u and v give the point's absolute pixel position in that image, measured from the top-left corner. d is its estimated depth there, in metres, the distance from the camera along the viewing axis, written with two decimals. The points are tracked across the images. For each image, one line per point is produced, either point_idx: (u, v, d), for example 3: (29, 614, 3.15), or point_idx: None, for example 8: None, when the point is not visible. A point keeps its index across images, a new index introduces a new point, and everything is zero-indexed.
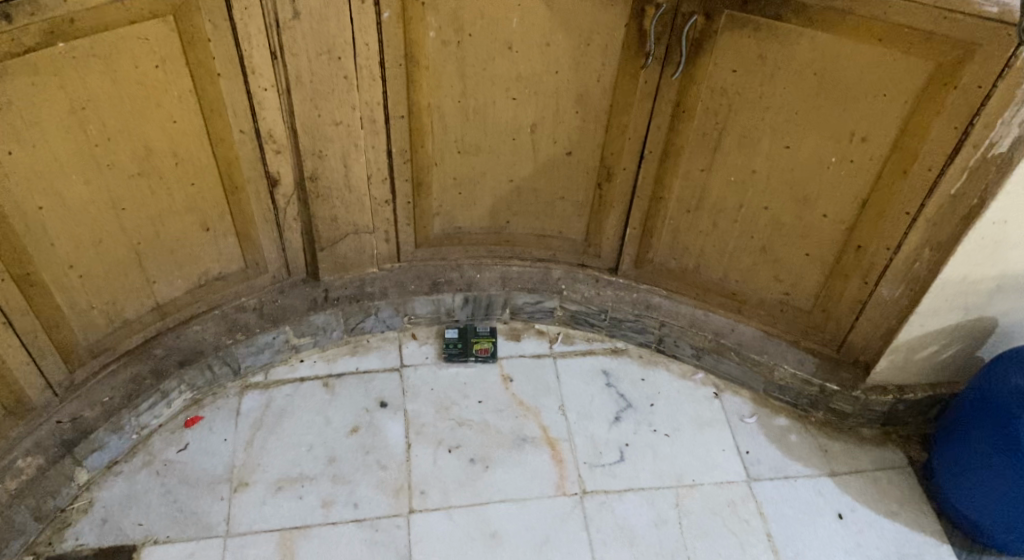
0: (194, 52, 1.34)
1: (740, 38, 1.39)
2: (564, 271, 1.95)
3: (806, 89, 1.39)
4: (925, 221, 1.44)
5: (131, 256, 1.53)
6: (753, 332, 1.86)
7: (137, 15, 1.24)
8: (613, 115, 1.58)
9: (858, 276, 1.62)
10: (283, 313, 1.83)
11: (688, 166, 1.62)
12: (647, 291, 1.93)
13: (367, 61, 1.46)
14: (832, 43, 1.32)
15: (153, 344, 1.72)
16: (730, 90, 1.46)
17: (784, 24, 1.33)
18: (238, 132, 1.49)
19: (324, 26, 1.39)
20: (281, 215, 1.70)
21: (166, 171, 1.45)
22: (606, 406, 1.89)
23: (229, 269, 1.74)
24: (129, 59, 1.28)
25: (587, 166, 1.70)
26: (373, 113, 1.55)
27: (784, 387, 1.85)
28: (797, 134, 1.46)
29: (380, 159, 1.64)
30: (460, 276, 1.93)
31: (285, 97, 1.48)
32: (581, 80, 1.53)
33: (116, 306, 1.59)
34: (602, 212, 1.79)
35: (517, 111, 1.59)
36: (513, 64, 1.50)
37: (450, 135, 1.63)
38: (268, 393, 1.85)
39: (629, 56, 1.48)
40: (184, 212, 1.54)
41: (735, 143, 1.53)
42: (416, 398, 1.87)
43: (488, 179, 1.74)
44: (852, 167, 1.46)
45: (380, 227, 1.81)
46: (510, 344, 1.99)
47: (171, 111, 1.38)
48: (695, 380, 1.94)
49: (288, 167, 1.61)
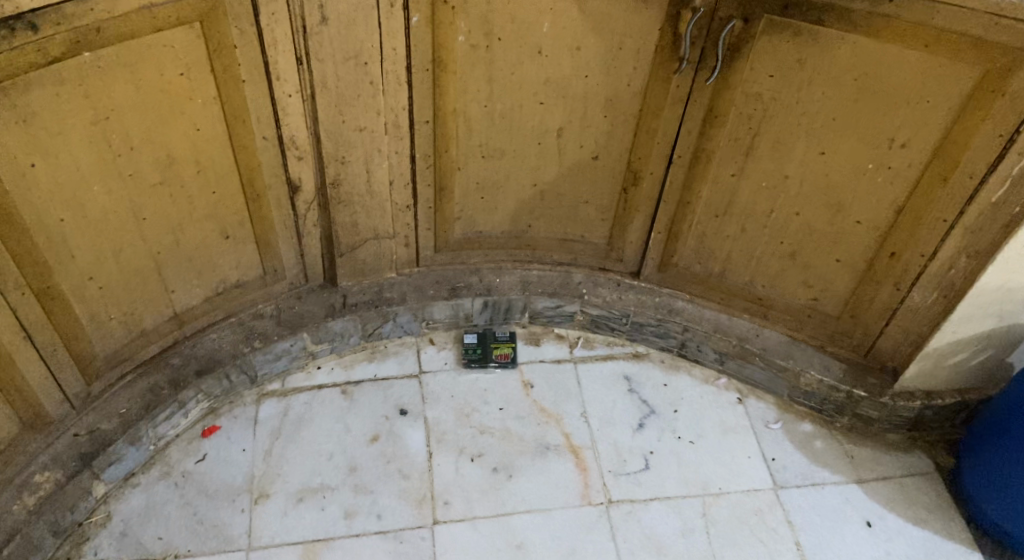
0: (220, 58, 1.27)
1: (778, 43, 1.34)
2: (584, 275, 1.93)
3: (844, 95, 1.35)
4: (964, 229, 1.41)
5: (150, 266, 1.48)
6: (778, 337, 1.84)
7: (163, 22, 1.18)
8: (643, 120, 1.55)
9: (890, 282, 1.59)
10: (300, 320, 1.81)
11: (718, 171, 1.59)
12: (670, 295, 1.91)
13: (393, 65, 1.42)
14: (875, 48, 1.27)
15: (169, 353, 1.69)
16: (766, 95, 1.41)
17: (825, 28, 1.29)
18: (261, 138, 1.44)
19: (351, 31, 1.34)
20: (301, 221, 1.67)
21: (188, 179, 1.40)
22: (629, 411, 1.88)
23: (247, 276, 1.71)
24: (155, 67, 1.21)
25: (614, 170, 1.67)
26: (397, 118, 1.51)
27: (810, 393, 1.83)
28: (833, 139, 1.42)
29: (403, 164, 1.61)
30: (479, 281, 1.92)
31: (308, 103, 1.43)
32: (612, 84, 1.49)
33: (134, 315, 1.54)
34: (627, 216, 1.77)
35: (544, 115, 1.55)
36: (542, 68, 1.46)
37: (474, 139, 1.59)
38: (285, 401, 1.83)
39: (662, 60, 1.43)
40: (205, 220, 1.50)
41: (768, 148, 1.49)
42: (436, 404, 1.86)
43: (511, 182, 1.71)
44: (889, 174, 1.42)
45: (400, 232, 1.79)
46: (530, 349, 1.98)
47: (194, 119, 1.32)
48: (718, 385, 1.94)
49: (309, 174, 1.57)
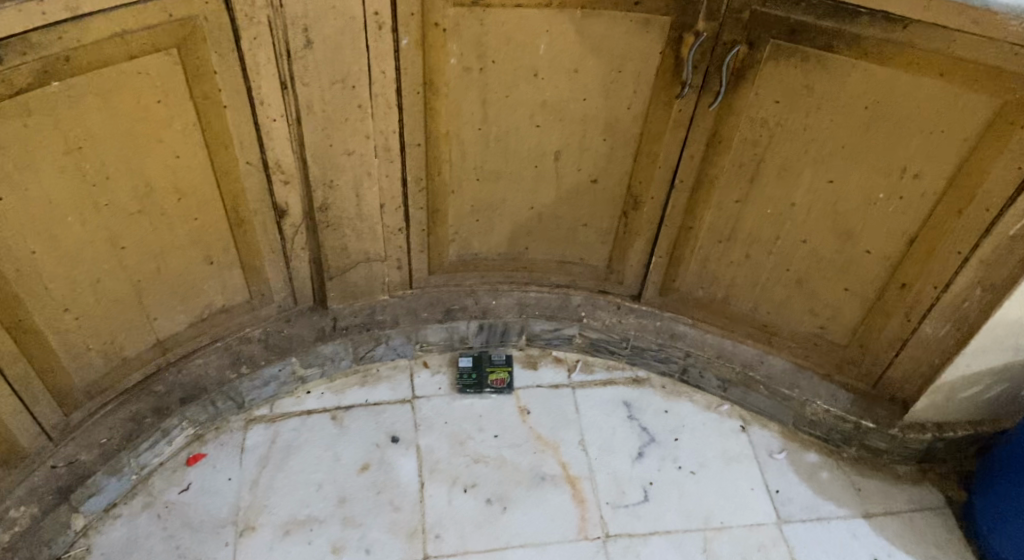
0: (199, 85, 1.21)
1: (785, 69, 1.26)
2: (583, 298, 1.88)
3: (854, 123, 1.27)
4: (979, 261, 1.35)
5: (130, 294, 1.43)
6: (783, 364, 1.78)
7: (138, 49, 1.11)
8: (643, 144, 1.48)
9: (901, 313, 1.53)
10: (289, 344, 1.76)
11: (722, 197, 1.52)
12: (672, 319, 1.86)
13: (383, 89, 1.35)
14: (887, 76, 1.19)
15: (152, 381, 1.63)
16: (771, 121, 1.34)
17: (834, 55, 1.21)
18: (244, 164, 1.38)
19: (337, 54, 1.27)
20: (289, 245, 1.61)
21: (169, 207, 1.34)
22: (629, 440, 1.82)
23: (233, 300, 1.65)
24: (130, 95, 1.15)
25: (613, 193, 1.61)
26: (388, 141, 1.46)
27: (816, 422, 1.77)
28: (842, 168, 1.35)
29: (394, 187, 1.56)
30: (474, 303, 1.87)
31: (294, 127, 1.37)
32: (611, 108, 1.42)
33: (114, 345, 1.48)
34: (627, 239, 1.71)
35: (540, 138, 1.49)
36: (538, 91, 1.39)
37: (469, 162, 1.53)
38: (274, 427, 1.78)
39: (664, 84, 1.36)
40: (187, 247, 1.44)
41: (774, 175, 1.43)
42: (429, 432, 1.81)
43: (507, 205, 1.65)
44: (901, 204, 1.35)
45: (392, 255, 1.73)
46: (527, 373, 1.93)
47: (173, 146, 1.26)
48: (721, 412, 1.88)
49: (296, 198, 1.52)
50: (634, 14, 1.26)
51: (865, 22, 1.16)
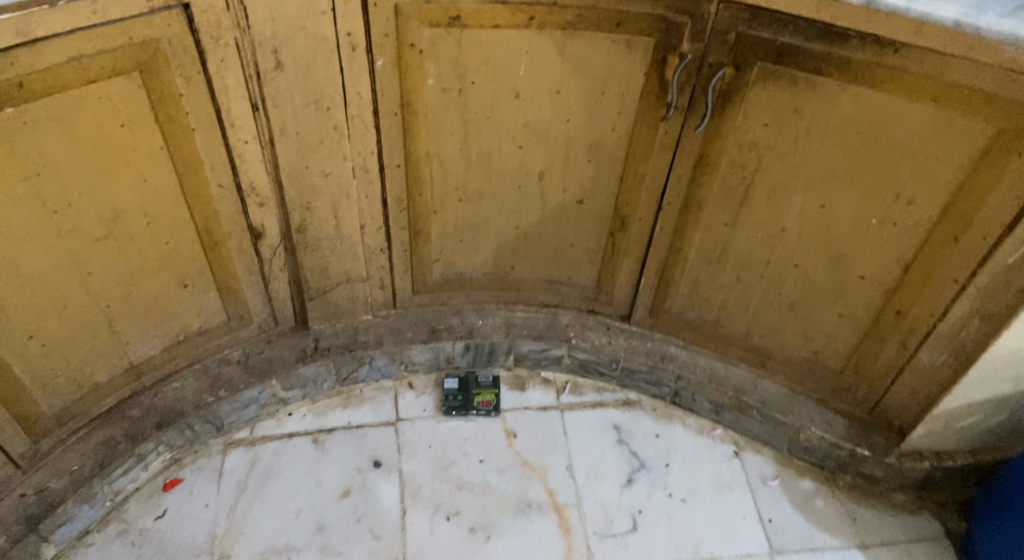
0: (164, 109, 1.17)
1: (773, 92, 1.21)
2: (572, 318, 1.84)
3: (845, 148, 1.22)
4: (976, 290, 1.29)
5: (100, 319, 1.39)
6: (777, 389, 1.73)
7: (97, 74, 1.07)
8: (629, 165, 1.44)
9: (897, 339, 1.46)
10: (269, 366, 1.72)
11: (711, 219, 1.47)
12: (663, 341, 1.81)
13: (359, 110, 1.31)
14: (879, 101, 1.15)
15: (127, 405, 1.59)
16: (760, 144, 1.29)
17: (824, 78, 1.16)
18: (217, 187, 1.34)
19: (310, 76, 1.23)
20: (267, 266, 1.57)
21: (137, 231, 1.30)
22: (618, 465, 1.77)
23: (210, 323, 1.61)
24: (91, 120, 1.11)
25: (600, 214, 1.56)
26: (366, 162, 1.41)
27: (810, 448, 1.73)
28: (834, 193, 1.29)
29: (374, 208, 1.52)
30: (460, 323, 1.82)
31: (267, 149, 1.33)
32: (596, 129, 1.37)
33: (84, 371, 1.45)
34: (615, 260, 1.66)
35: (523, 158, 1.44)
36: (519, 112, 1.35)
37: (450, 182, 1.49)
38: (253, 451, 1.74)
39: (649, 105, 1.31)
40: (159, 270, 1.40)
41: (764, 199, 1.37)
42: (412, 456, 1.76)
43: (492, 225, 1.60)
44: (894, 231, 1.30)
45: (374, 275, 1.69)
46: (515, 395, 1.89)
47: (139, 170, 1.22)
48: (714, 436, 1.83)
49: (272, 220, 1.48)
50: (617, 35, 1.22)
51: (855, 46, 1.11)
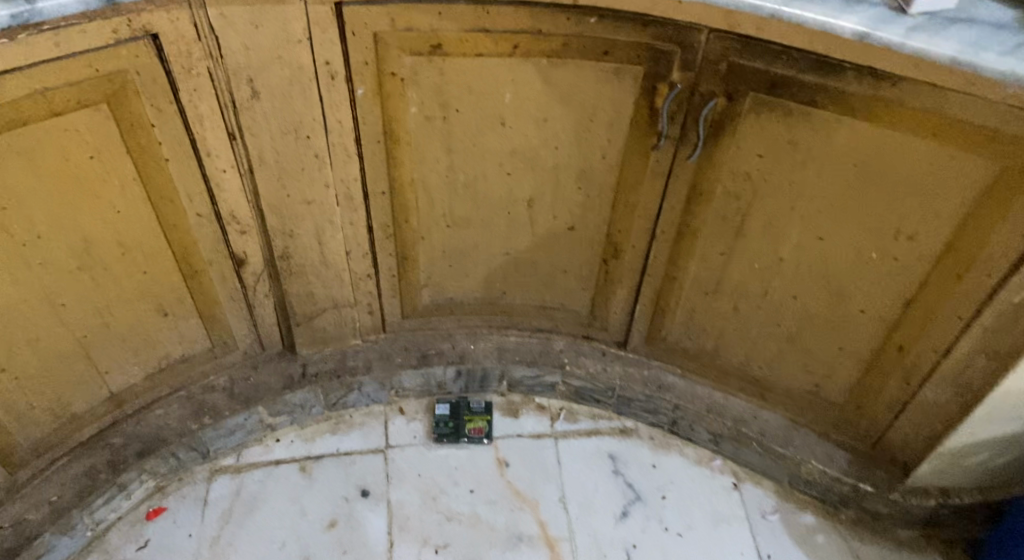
0: (135, 140, 1.14)
1: (767, 122, 1.16)
2: (566, 344, 1.79)
3: (842, 181, 1.17)
4: (982, 328, 1.23)
5: (76, 350, 1.36)
6: (777, 420, 1.67)
7: (61, 106, 1.04)
8: (620, 193, 1.39)
9: (899, 376, 1.41)
10: (255, 393, 1.68)
11: (706, 248, 1.41)
12: (660, 368, 1.75)
13: (340, 138, 1.28)
14: (876, 134, 1.10)
15: (108, 433, 1.56)
16: (755, 175, 1.24)
17: (819, 110, 1.11)
18: (195, 216, 1.31)
19: (287, 104, 1.20)
20: (250, 293, 1.53)
21: (112, 262, 1.27)
22: (613, 497, 1.73)
23: (193, 350, 1.58)
24: (58, 152, 1.08)
25: (592, 241, 1.51)
26: (349, 190, 1.38)
27: (812, 482, 1.67)
28: (831, 225, 1.24)
29: (359, 234, 1.48)
30: (451, 347, 1.78)
31: (246, 177, 1.30)
32: (585, 157, 1.33)
33: (61, 401, 1.42)
34: (609, 287, 1.61)
35: (511, 186, 1.40)
36: (505, 139, 1.30)
37: (437, 209, 1.45)
38: (239, 478, 1.71)
39: (639, 134, 1.26)
40: (137, 299, 1.37)
41: (759, 229, 1.32)
42: (401, 485, 1.72)
43: (481, 251, 1.56)
44: (895, 266, 1.24)
45: (362, 300, 1.65)
46: (508, 422, 1.84)
47: (112, 201, 1.19)
48: (712, 467, 1.78)
49: (255, 247, 1.44)
50: (604, 63, 1.17)
51: (851, 78, 1.06)
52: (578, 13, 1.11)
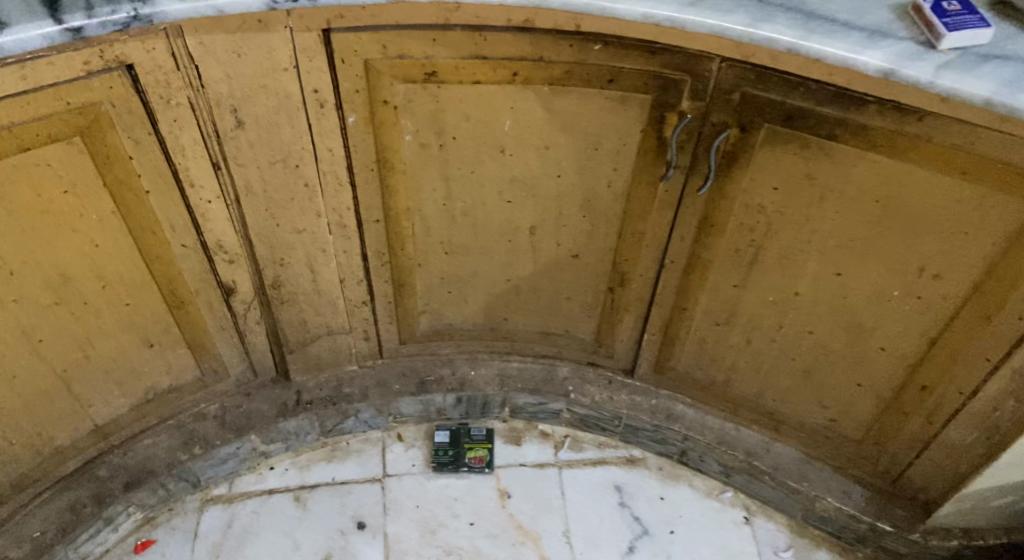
0: (112, 173, 1.09)
1: (782, 155, 1.09)
2: (571, 370, 1.72)
3: (863, 217, 1.10)
4: (1012, 371, 1.15)
5: (56, 384, 1.31)
6: (792, 454, 1.59)
7: (31, 141, 0.99)
8: (627, 222, 1.31)
9: (921, 415, 1.31)
10: (247, 422, 1.63)
11: (717, 280, 1.33)
12: (669, 398, 1.67)
13: (331, 166, 1.21)
14: (900, 170, 1.02)
15: (95, 465, 1.50)
16: (769, 208, 1.16)
17: (838, 144, 1.04)
18: (179, 247, 1.25)
19: (274, 133, 1.14)
20: (240, 322, 1.48)
21: (92, 296, 1.22)
22: (618, 531, 1.66)
23: (181, 380, 1.52)
24: (30, 188, 1.03)
25: (597, 270, 1.43)
26: (342, 218, 1.31)
27: (827, 518, 1.59)
28: (851, 261, 1.16)
29: (353, 262, 1.41)
30: (451, 374, 1.72)
31: (233, 207, 1.24)
32: (589, 186, 1.26)
33: (42, 435, 1.37)
34: (615, 315, 1.53)
35: (511, 214, 1.33)
36: (505, 167, 1.23)
37: (434, 236, 1.38)
38: (230, 509, 1.65)
39: (646, 163, 1.19)
40: (120, 332, 1.32)
41: (773, 263, 1.24)
42: (397, 517, 1.66)
43: (481, 278, 1.49)
44: (918, 305, 1.16)
45: (357, 326, 1.59)
46: (509, 450, 1.78)
47: (89, 235, 1.14)
48: (723, 500, 1.71)
49: (244, 275, 1.38)
50: (608, 92, 1.10)
51: (873, 112, 0.99)
52: (581, 40, 1.04)
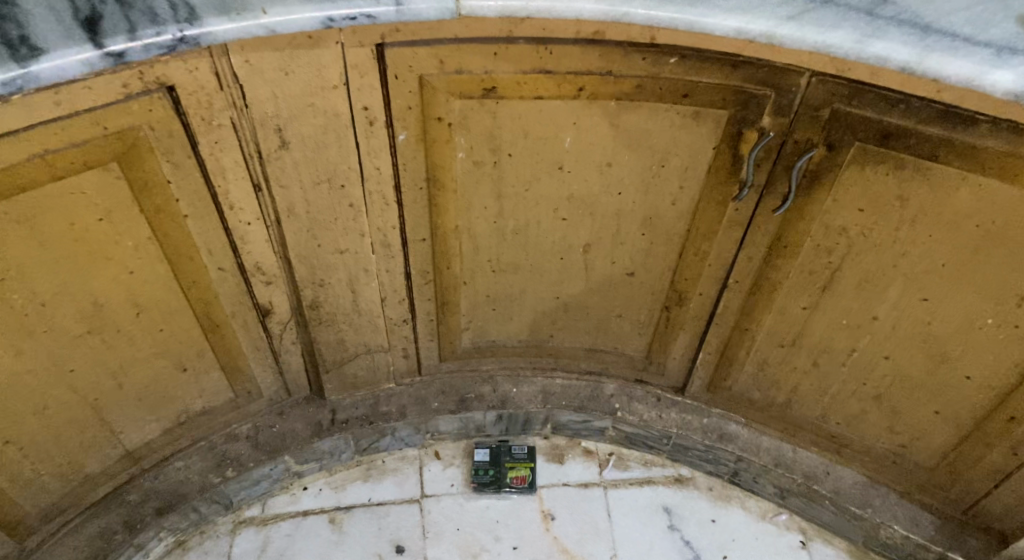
0: (150, 199, 1.02)
1: (872, 175, 1.01)
2: (617, 388, 1.64)
3: (960, 242, 1.02)
4: None
5: (88, 413, 1.24)
6: (854, 478, 1.51)
7: (65, 169, 0.92)
8: (690, 241, 1.23)
9: (1005, 445, 1.24)
10: (281, 442, 1.56)
11: (786, 302, 1.25)
12: (721, 417, 1.59)
13: (378, 185, 1.14)
14: (1009, 194, 0.94)
15: (124, 490, 1.44)
16: (852, 230, 1.08)
17: (939, 164, 0.96)
18: (216, 270, 1.18)
19: (320, 153, 1.07)
20: (276, 343, 1.41)
21: (125, 323, 1.15)
22: (668, 556, 1.59)
23: (215, 402, 1.45)
24: (64, 217, 0.97)
25: (653, 288, 1.35)
26: (387, 237, 1.23)
27: (892, 545, 1.52)
28: (941, 287, 1.08)
29: (396, 281, 1.34)
30: (492, 391, 1.65)
31: (273, 228, 1.17)
32: (651, 204, 1.17)
33: (73, 464, 1.31)
34: (669, 334, 1.44)
35: (566, 231, 1.25)
36: (563, 184, 1.15)
37: (482, 254, 1.30)
38: (264, 531, 1.59)
39: (717, 181, 1.11)
40: (154, 358, 1.25)
41: (851, 286, 1.16)
42: (437, 540, 1.60)
43: (528, 296, 1.41)
44: (1014, 334, 1.08)
45: (397, 345, 1.51)
46: (553, 469, 1.70)
47: (124, 263, 1.07)
48: (777, 523, 1.63)
49: (281, 296, 1.31)
50: (681, 106, 1.02)
51: (984, 131, 0.91)
52: (656, 53, 0.96)
